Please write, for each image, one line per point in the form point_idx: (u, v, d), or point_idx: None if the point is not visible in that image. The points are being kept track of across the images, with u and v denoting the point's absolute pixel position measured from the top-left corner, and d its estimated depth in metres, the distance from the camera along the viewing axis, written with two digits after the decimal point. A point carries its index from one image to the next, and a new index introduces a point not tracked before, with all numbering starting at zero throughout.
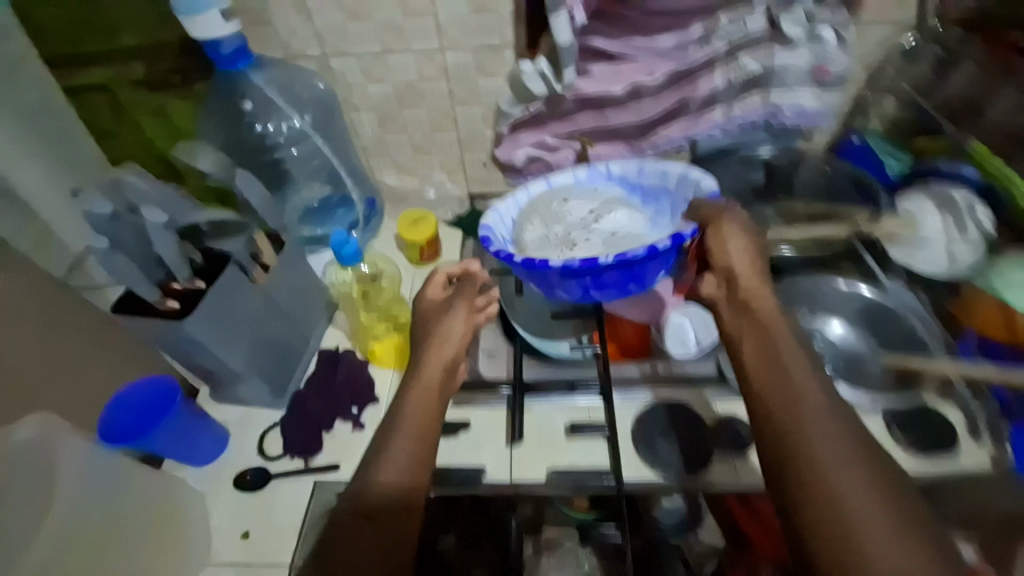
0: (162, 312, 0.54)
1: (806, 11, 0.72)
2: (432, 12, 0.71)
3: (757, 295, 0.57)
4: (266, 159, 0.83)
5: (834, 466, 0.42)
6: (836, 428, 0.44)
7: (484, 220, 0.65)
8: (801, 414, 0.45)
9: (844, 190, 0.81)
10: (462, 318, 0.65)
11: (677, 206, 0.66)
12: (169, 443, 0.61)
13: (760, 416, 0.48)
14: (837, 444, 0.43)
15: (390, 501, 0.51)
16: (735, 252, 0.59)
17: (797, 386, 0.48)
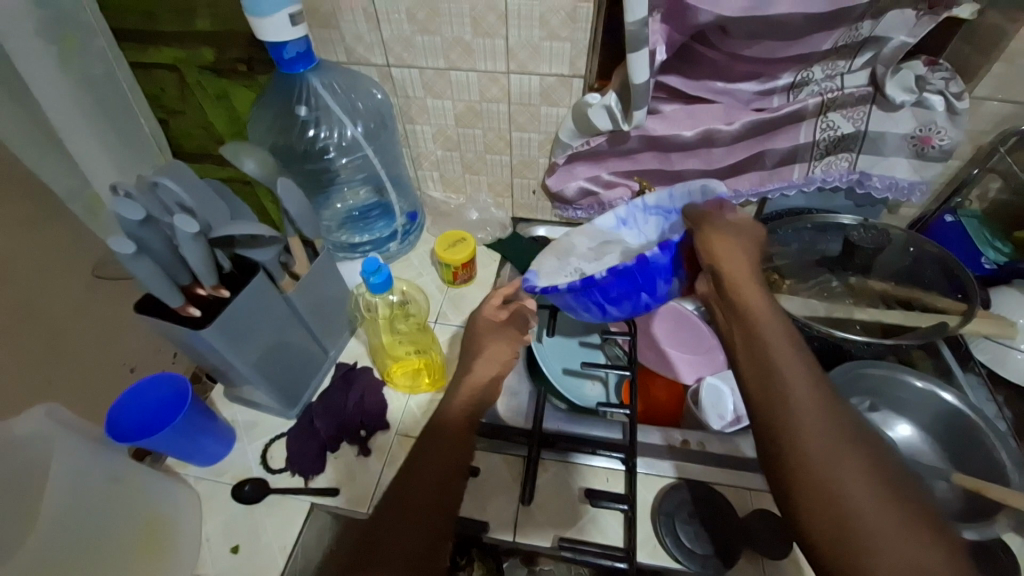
0: (183, 319, 0.51)
1: (917, 75, 0.64)
2: (503, 33, 0.68)
3: (744, 286, 0.52)
4: (313, 165, 0.81)
5: (841, 479, 0.37)
6: (839, 435, 0.39)
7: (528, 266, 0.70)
8: (801, 425, 0.40)
9: (930, 276, 0.72)
10: (508, 341, 0.66)
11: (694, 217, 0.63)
12: (174, 446, 0.58)
13: (756, 417, 0.43)
14: (843, 458, 0.38)
15: (428, 496, 0.47)
16: (723, 250, 0.56)
17: (785, 378, 0.43)
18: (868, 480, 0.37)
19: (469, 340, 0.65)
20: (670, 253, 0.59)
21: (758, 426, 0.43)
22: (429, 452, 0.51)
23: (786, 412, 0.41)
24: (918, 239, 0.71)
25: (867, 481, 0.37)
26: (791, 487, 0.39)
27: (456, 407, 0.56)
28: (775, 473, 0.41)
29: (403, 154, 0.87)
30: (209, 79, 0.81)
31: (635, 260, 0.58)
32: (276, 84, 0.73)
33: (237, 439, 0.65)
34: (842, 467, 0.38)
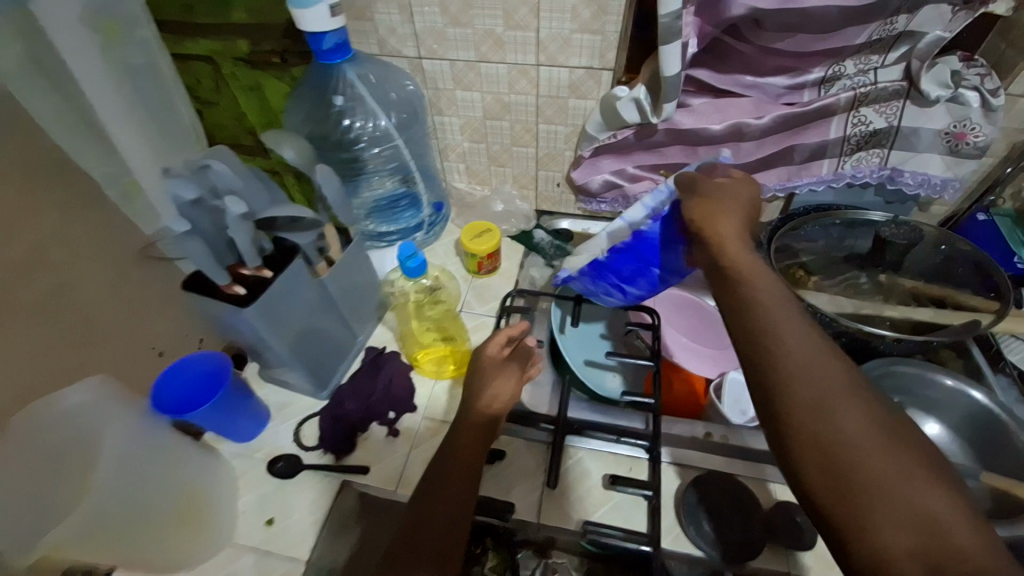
0: (227, 297, 0.52)
1: (953, 70, 0.63)
2: (535, 27, 0.68)
3: (731, 247, 0.50)
4: (344, 155, 0.82)
5: (842, 428, 0.35)
6: (839, 382, 0.37)
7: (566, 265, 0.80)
8: (799, 374, 0.38)
9: (962, 277, 0.71)
10: (512, 376, 0.62)
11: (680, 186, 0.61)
12: (214, 422, 0.60)
13: (751, 374, 0.40)
14: (844, 405, 0.36)
15: (454, 498, 0.50)
16: (712, 211, 0.53)
17: (779, 331, 0.40)
18: (872, 427, 0.35)
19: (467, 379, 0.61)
20: (663, 221, 0.60)
21: (751, 379, 0.40)
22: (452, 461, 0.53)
23: (783, 360, 0.39)
24: (951, 237, 0.70)
25: (870, 429, 0.35)
26: (790, 439, 0.36)
27: (476, 407, 0.58)
28: (773, 426, 0.38)
29: (431, 146, 0.88)
30: (243, 70, 0.86)
31: (631, 236, 0.62)
32: (312, 76, 0.75)
33: (270, 418, 0.67)
34: (841, 413, 0.36)
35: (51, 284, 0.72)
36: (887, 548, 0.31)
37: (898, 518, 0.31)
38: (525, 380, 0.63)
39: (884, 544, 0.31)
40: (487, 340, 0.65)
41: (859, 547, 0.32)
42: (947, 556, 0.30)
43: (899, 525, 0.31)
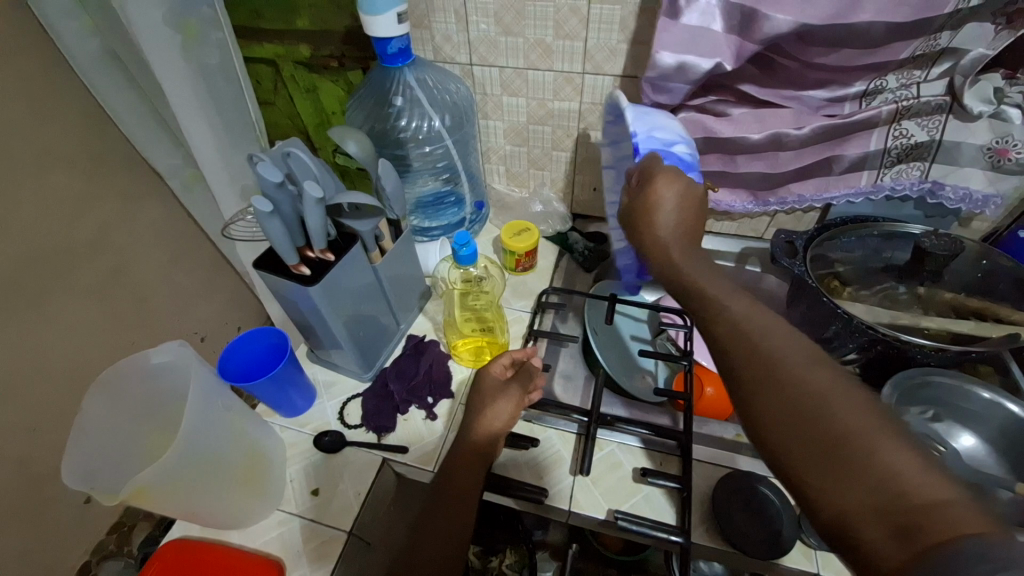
0: (295, 277, 0.57)
1: (996, 87, 0.64)
2: (583, 37, 0.72)
3: (682, 259, 0.54)
4: (396, 152, 0.87)
5: (807, 400, 0.37)
6: (804, 360, 0.39)
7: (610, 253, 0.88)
8: (767, 356, 0.40)
9: (1002, 293, 0.70)
10: (512, 402, 0.64)
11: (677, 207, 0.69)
12: (271, 395, 0.64)
13: (726, 367, 0.43)
14: (808, 379, 0.38)
15: (459, 498, 0.55)
16: (661, 219, 0.57)
17: (751, 324, 0.43)
18: (832, 395, 0.36)
19: (471, 398, 0.65)
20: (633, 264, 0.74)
21: (726, 368, 0.43)
22: (462, 471, 0.57)
23: (751, 346, 0.42)
24: (992, 252, 0.70)
25: (834, 397, 0.36)
26: (762, 414, 0.39)
27: (482, 424, 0.61)
28: (745, 408, 0.40)
29: (475, 148, 0.92)
30: (302, 72, 0.95)
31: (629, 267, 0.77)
32: (374, 81, 0.81)
33: (318, 396, 0.71)
34: (808, 387, 0.37)
35: (110, 270, 0.88)
36: (851, 510, 0.31)
37: (863, 475, 0.32)
38: (524, 403, 0.64)
39: (848, 506, 0.32)
40: (492, 361, 0.68)
41: (828, 513, 0.33)
42: (912, 509, 0.29)
43: (862, 484, 0.32)
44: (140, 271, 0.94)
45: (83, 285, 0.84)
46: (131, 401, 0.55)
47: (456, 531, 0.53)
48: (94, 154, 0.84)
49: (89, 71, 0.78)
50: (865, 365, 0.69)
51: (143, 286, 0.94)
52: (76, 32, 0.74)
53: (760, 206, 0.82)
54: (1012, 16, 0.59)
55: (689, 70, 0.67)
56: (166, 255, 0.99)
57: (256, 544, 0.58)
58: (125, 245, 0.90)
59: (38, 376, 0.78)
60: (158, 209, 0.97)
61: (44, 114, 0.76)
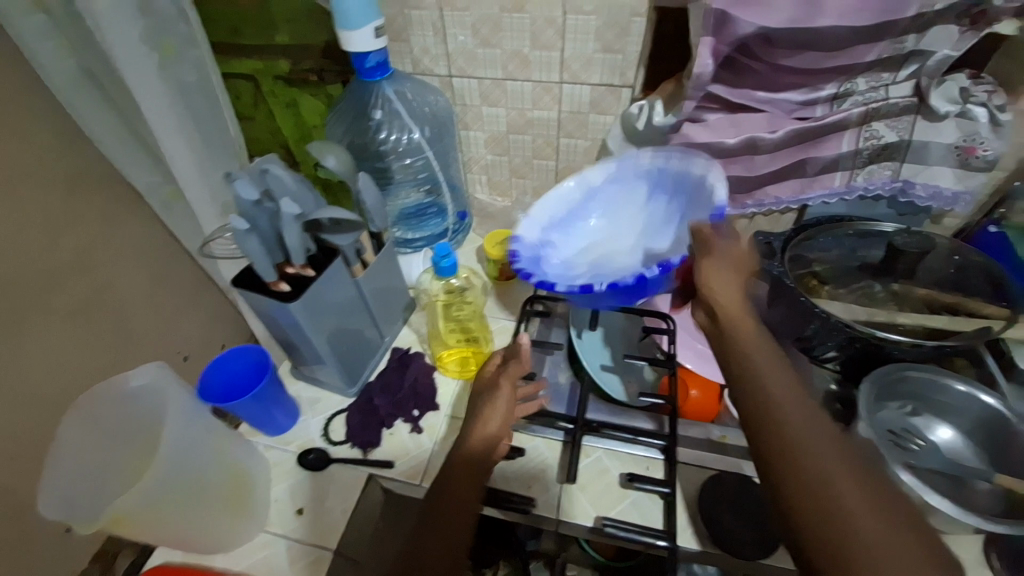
0: (273, 294, 0.56)
1: (961, 87, 0.67)
2: (560, 47, 0.73)
3: (742, 324, 0.52)
4: (377, 165, 0.87)
5: (839, 508, 0.37)
6: (826, 444, 0.41)
7: (516, 232, 0.67)
8: (804, 456, 0.40)
9: (974, 288, 0.72)
10: (507, 400, 0.64)
11: (688, 209, 0.67)
12: (252, 414, 0.63)
13: (751, 429, 0.44)
14: (847, 496, 0.37)
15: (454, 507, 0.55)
16: (720, 284, 0.55)
17: (779, 393, 0.45)
18: (857, 490, 0.37)
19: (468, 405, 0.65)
20: None
21: (759, 432, 0.43)
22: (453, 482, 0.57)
23: (780, 419, 0.43)
24: (963, 247, 0.72)
25: (857, 492, 0.37)
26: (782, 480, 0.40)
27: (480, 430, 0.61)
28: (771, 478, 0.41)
29: (456, 159, 0.93)
30: (282, 87, 0.95)
31: None
32: (351, 96, 0.81)
33: (301, 413, 0.70)
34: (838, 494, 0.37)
35: (89, 292, 0.87)
36: None
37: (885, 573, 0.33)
38: (518, 402, 0.64)
39: None
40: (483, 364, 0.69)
41: None
42: None
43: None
44: (121, 291, 0.92)
45: (61, 307, 0.82)
46: (110, 426, 0.54)
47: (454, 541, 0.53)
48: (70, 173, 0.83)
49: (64, 90, 0.77)
50: (844, 363, 0.70)
51: (121, 305, 0.92)
52: (50, 52, 0.73)
53: (738, 210, 0.82)
54: (975, 17, 0.61)
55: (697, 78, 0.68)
56: (146, 274, 0.97)
57: (241, 566, 0.57)
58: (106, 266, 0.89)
59: (15, 402, 0.76)
60: (137, 228, 0.95)
61: (16, 135, 0.75)
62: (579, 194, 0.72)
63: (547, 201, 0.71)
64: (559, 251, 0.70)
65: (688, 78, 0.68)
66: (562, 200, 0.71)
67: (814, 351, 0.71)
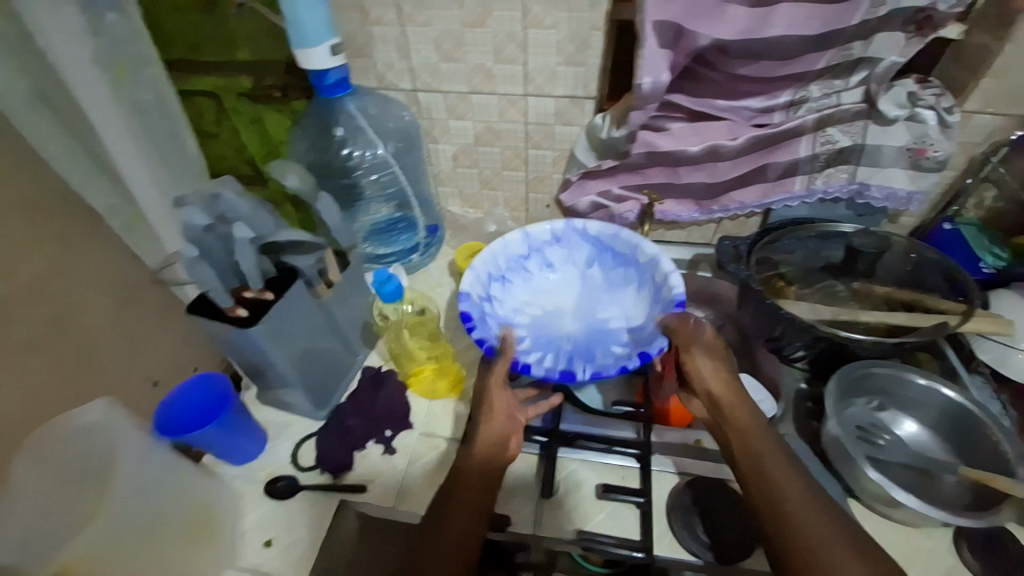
0: (231, 320, 0.54)
1: (909, 92, 0.69)
2: (523, 60, 0.74)
3: (737, 412, 0.58)
4: (344, 181, 0.86)
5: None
6: (832, 530, 0.47)
7: (462, 284, 0.72)
8: (818, 551, 0.46)
9: (932, 284, 0.74)
10: (506, 396, 0.65)
11: (639, 281, 0.77)
12: (214, 444, 0.62)
13: (769, 524, 0.49)
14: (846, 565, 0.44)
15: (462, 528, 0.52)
16: (707, 372, 0.62)
17: (780, 482, 0.51)
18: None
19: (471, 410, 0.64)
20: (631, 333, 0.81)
21: (779, 527, 0.48)
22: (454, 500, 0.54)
23: (796, 519, 0.48)
24: (918, 245, 0.74)
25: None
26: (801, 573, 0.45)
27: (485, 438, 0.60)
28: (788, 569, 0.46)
29: (426, 172, 0.92)
30: (246, 104, 0.93)
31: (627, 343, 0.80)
32: (314, 111, 0.79)
33: (269, 440, 0.68)
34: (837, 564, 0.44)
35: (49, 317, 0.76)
36: None
37: None
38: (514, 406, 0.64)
39: None
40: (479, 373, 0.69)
41: None
42: None
43: None
44: (83, 316, 0.81)
45: (19, 338, 0.71)
46: (67, 468, 0.51)
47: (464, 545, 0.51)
48: None
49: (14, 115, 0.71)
50: (812, 362, 0.72)
51: (81, 329, 0.81)
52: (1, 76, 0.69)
53: (705, 214, 0.84)
54: (920, 24, 0.64)
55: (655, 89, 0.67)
56: (113, 296, 0.88)
57: None
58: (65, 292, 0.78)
59: None
60: None
61: None
62: (523, 248, 0.79)
63: (493, 252, 0.77)
64: (503, 301, 0.77)
65: (634, 89, 0.68)
66: (505, 251, 0.78)
67: (784, 351, 0.72)
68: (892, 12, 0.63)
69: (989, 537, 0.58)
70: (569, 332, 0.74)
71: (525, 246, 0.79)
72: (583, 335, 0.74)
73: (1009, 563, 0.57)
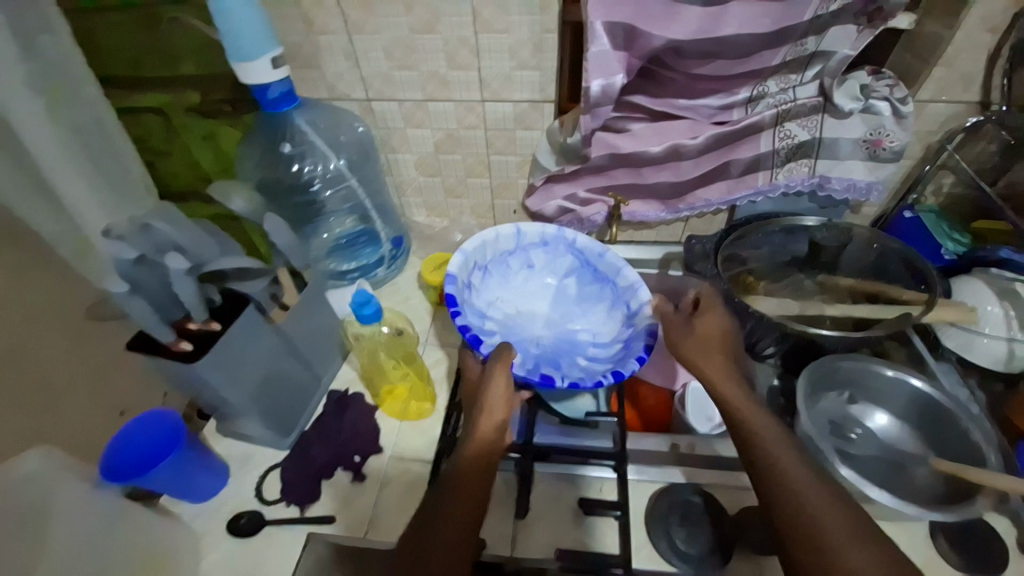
0: (175, 354, 0.52)
1: (862, 84, 0.69)
2: (476, 66, 0.72)
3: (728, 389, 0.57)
4: (299, 197, 0.83)
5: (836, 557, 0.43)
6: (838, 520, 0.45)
7: (450, 266, 0.71)
8: (820, 543, 0.44)
9: (895, 273, 0.75)
10: (503, 380, 0.61)
11: (614, 301, 0.76)
12: (166, 484, 0.58)
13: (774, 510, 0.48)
14: (846, 547, 0.44)
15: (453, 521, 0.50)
16: (695, 339, 0.62)
17: (784, 471, 0.49)
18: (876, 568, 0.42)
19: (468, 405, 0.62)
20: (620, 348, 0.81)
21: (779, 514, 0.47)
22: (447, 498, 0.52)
23: (800, 507, 0.47)
24: (879, 236, 0.75)
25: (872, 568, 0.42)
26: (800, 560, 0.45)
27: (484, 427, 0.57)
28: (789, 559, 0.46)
29: (387, 183, 0.89)
30: (195, 120, 0.87)
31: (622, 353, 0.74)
32: (262, 124, 0.76)
33: (231, 474, 0.65)
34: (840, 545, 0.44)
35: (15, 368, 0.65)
36: None
37: None
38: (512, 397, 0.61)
39: None
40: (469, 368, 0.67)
41: None
42: None
43: None
44: None
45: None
46: (10, 519, 0.49)
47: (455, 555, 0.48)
48: None
49: None
50: (783, 357, 0.71)
51: None
52: None
53: (672, 214, 0.83)
54: (871, 15, 0.64)
55: (611, 90, 0.66)
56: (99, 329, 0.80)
57: None
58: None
59: None
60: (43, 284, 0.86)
61: None
62: (511, 244, 0.79)
63: (483, 240, 0.76)
64: (481, 293, 0.76)
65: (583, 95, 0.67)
66: (495, 242, 0.77)
67: (756, 348, 0.71)
68: (843, 7, 0.63)
69: (961, 527, 0.59)
70: (538, 336, 0.74)
71: (514, 243, 0.78)
72: (551, 343, 0.73)
73: (983, 551, 0.57)
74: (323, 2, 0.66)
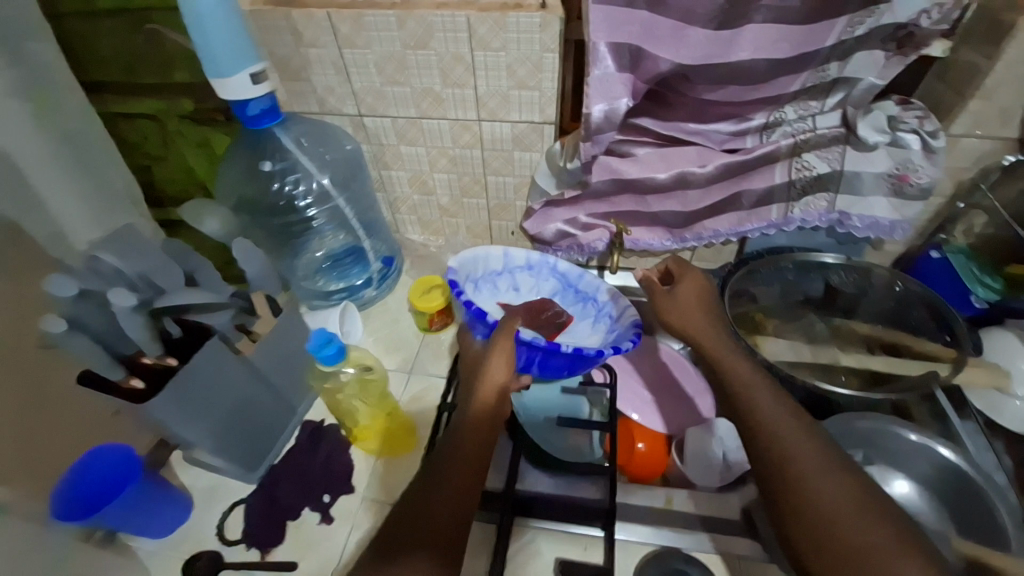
0: (124, 392, 0.50)
1: (889, 115, 0.64)
2: (473, 84, 0.68)
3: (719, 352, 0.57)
4: (285, 215, 0.80)
5: (867, 558, 0.39)
6: (825, 470, 0.44)
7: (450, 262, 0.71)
8: (807, 489, 0.43)
9: (917, 321, 0.69)
10: (505, 354, 0.59)
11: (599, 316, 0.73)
12: (123, 519, 0.56)
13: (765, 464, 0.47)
14: (826, 493, 0.43)
15: (450, 464, 0.49)
16: (684, 302, 0.62)
17: (779, 428, 0.48)
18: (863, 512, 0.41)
19: (469, 371, 0.61)
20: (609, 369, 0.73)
21: (771, 468, 0.46)
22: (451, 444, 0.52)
23: (791, 462, 0.45)
24: (903, 277, 0.69)
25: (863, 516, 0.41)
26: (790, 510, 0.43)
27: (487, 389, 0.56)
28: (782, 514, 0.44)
29: (379, 200, 0.86)
30: (189, 128, 0.82)
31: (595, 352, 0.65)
32: (243, 138, 0.73)
33: (195, 507, 0.61)
34: (871, 548, 0.39)
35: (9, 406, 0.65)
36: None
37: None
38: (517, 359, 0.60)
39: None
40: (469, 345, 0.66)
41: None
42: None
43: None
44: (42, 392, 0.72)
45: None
46: None
47: (456, 527, 0.45)
48: None
49: None
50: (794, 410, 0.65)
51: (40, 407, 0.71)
52: None
53: (678, 243, 0.76)
54: (901, 42, 0.58)
55: (616, 116, 0.62)
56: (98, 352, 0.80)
57: None
58: (7, 334, 0.61)
59: None
60: None
61: None
62: (500, 264, 0.76)
63: (474, 255, 0.74)
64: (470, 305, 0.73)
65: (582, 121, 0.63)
66: (485, 258, 0.75)
67: None
68: (869, 31, 0.58)
69: None
70: None
71: (501, 263, 0.76)
72: None
73: None
74: (313, 15, 0.63)
